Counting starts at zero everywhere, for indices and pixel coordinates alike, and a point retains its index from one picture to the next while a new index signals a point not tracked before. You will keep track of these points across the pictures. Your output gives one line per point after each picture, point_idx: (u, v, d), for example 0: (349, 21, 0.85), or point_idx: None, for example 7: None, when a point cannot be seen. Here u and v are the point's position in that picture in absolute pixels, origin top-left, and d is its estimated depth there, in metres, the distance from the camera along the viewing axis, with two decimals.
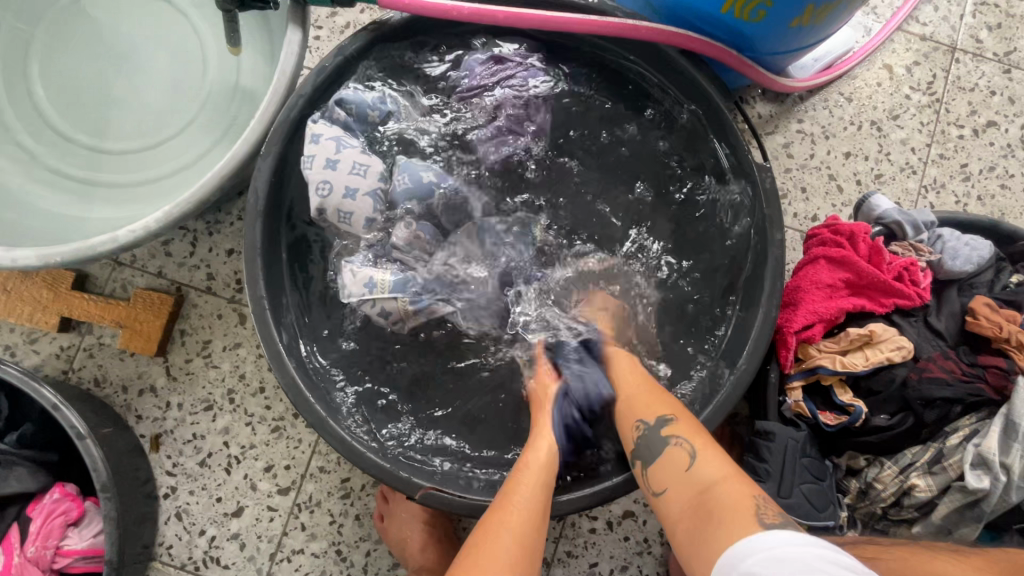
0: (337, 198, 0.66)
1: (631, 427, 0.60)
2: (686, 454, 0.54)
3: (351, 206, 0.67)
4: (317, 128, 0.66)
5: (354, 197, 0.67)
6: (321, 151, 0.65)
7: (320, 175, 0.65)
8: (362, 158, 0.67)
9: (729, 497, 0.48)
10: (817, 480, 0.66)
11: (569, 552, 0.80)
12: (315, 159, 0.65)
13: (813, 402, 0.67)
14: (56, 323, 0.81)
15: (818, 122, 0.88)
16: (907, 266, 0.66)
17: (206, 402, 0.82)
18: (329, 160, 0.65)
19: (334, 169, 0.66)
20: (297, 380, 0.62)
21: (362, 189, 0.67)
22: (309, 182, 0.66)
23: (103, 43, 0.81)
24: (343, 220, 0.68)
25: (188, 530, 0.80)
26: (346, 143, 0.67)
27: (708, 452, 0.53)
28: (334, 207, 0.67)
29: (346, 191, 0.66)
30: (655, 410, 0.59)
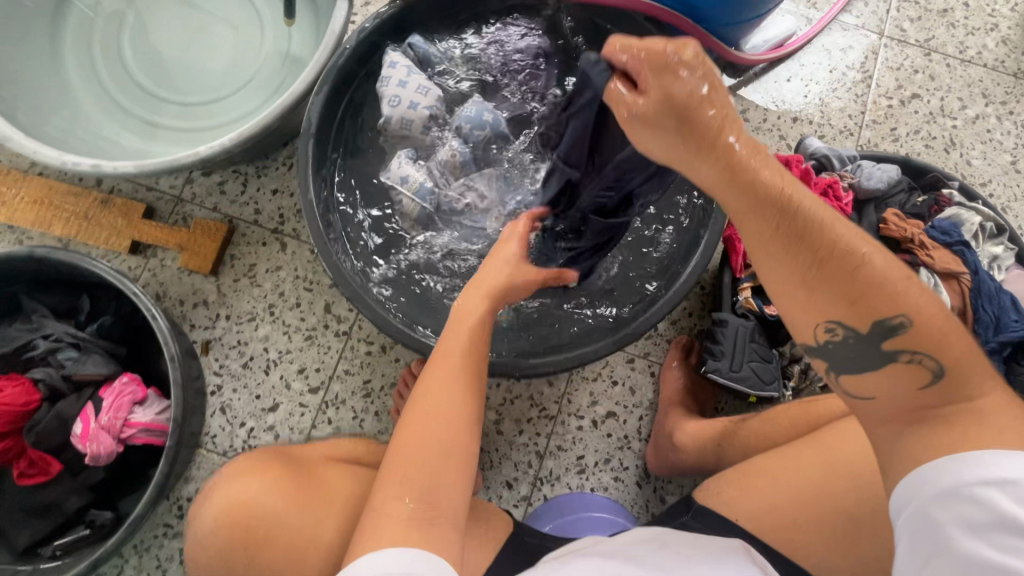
0: (400, 109, 0.84)
1: (814, 325, 0.47)
2: (930, 374, 0.43)
3: (411, 117, 0.84)
4: (396, 56, 0.84)
5: (415, 110, 0.84)
6: (396, 73, 0.83)
7: (393, 92, 0.84)
8: (425, 83, 0.85)
9: (984, 409, 0.42)
10: (764, 360, 0.80)
11: (559, 446, 0.93)
12: (389, 80, 0.84)
13: (760, 299, 0.82)
14: (127, 245, 0.96)
15: (769, 93, 1.06)
16: (830, 185, 0.81)
17: (250, 314, 0.97)
18: (400, 80, 0.83)
19: (403, 88, 0.83)
20: (336, 265, 0.77)
21: (422, 104, 0.85)
22: (384, 96, 0.84)
23: (180, 19, 0.99)
24: (404, 127, 0.86)
25: (230, 422, 0.93)
26: (415, 71, 0.84)
27: (943, 351, 0.43)
28: (399, 117, 0.84)
29: (409, 105, 0.84)
30: (873, 305, 0.44)
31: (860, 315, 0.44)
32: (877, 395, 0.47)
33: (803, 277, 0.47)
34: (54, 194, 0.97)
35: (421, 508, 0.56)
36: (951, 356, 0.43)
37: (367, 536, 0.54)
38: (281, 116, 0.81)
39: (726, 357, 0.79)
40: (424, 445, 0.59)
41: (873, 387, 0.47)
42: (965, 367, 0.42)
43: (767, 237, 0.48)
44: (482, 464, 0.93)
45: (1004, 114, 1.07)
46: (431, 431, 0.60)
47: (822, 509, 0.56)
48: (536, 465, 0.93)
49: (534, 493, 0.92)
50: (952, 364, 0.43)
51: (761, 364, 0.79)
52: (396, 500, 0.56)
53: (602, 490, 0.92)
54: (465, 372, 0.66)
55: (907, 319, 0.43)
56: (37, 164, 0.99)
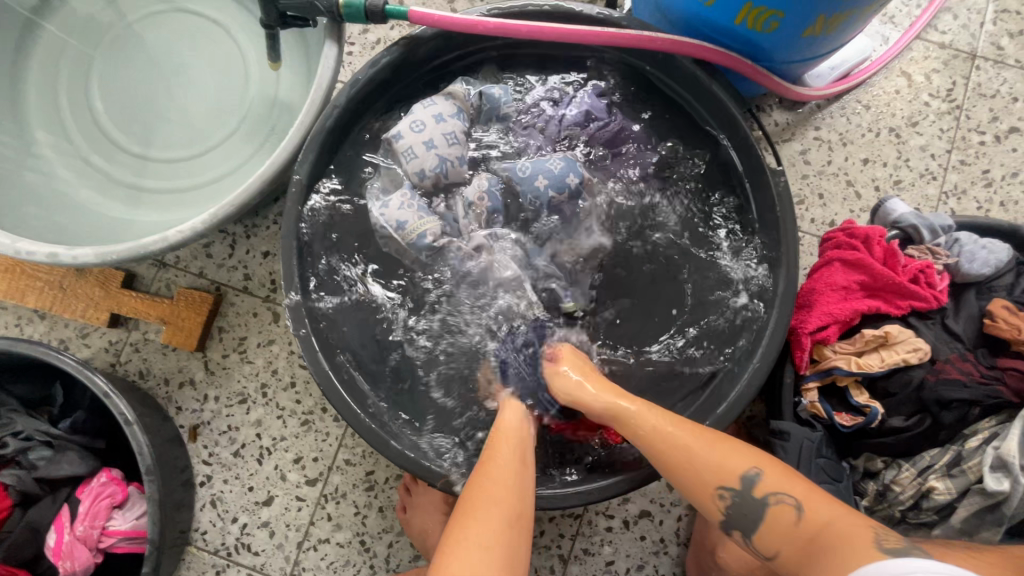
0: (417, 137, 0.71)
1: (710, 497, 0.52)
2: (793, 510, 0.50)
3: (418, 152, 0.71)
4: (457, 91, 0.74)
5: (428, 150, 0.71)
6: (443, 106, 0.72)
7: (423, 116, 0.71)
8: (461, 134, 0.73)
9: (850, 526, 0.48)
10: (834, 481, 0.67)
11: (586, 549, 0.82)
12: (432, 105, 0.72)
13: (829, 403, 0.68)
14: (106, 318, 0.87)
15: (835, 129, 0.90)
16: (922, 268, 0.66)
17: (241, 395, 0.87)
18: (440, 114, 0.71)
19: (437, 121, 0.71)
20: (327, 369, 0.66)
21: (439, 149, 0.71)
22: (413, 115, 0.71)
23: (155, 61, 0.87)
24: (406, 157, 0.71)
25: (221, 517, 0.84)
26: (459, 117, 0.73)
27: (786, 478, 0.52)
28: (410, 143, 0.71)
29: (427, 142, 0.71)
30: (735, 467, 0.52)
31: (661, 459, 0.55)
32: (781, 550, 0.50)
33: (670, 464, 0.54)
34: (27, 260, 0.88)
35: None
36: (803, 497, 0.50)
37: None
38: (259, 190, 0.68)
39: None
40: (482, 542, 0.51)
41: (779, 542, 0.50)
42: (840, 528, 0.48)
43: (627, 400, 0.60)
44: None
45: None
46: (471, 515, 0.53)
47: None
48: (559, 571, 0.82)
49: None
50: (805, 502, 0.50)
51: (829, 487, 0.66)
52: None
53: None
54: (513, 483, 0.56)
55: (757, 474, 0.51)
56: None
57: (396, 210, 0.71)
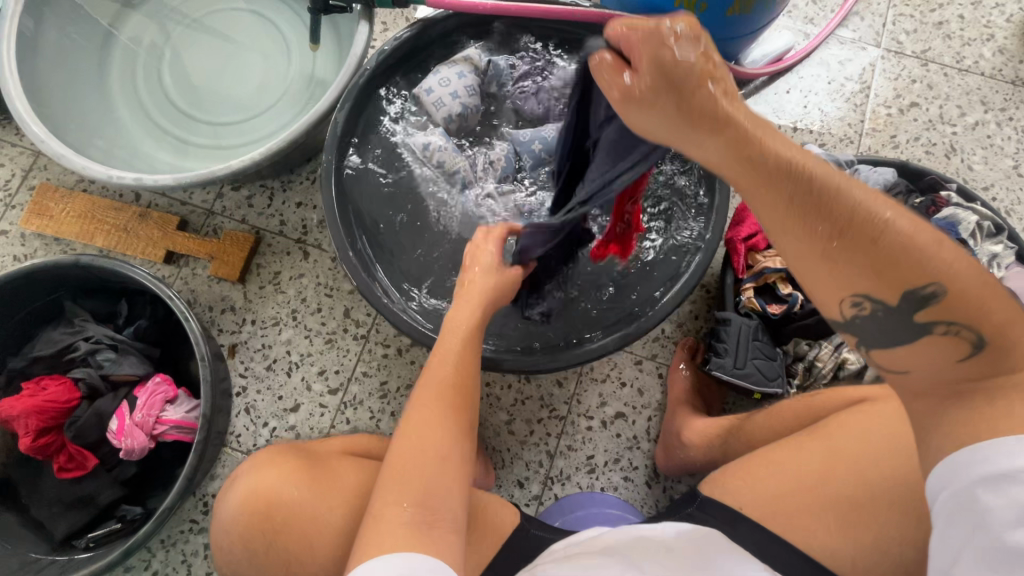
0: (444, 90, 0.90)
1: (836, 294, 0.46)
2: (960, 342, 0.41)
3: (447, 101, 0.90)
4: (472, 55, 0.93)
5: (451, 99, 0.90)
6: (461, 67, 0.92)
7: (448, 74, 0.91)
8: (471, 88, 0.92)
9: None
10: (769, 358, 0.82)
11: (570, 446, 0.95)
12: (454, 66, 0.92)
13: (762, 298, 0.84)
14: (163, 255, 1.03)
15: (769, 104, 1.10)
16: None
17: (274, 319, 1.02)
18: (459, 72, 0.91)
19: (457, 76, 0.91)
20: (356, 267, 0.82)
21: (459, 96, 0.91)
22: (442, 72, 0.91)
23: (214, 48, 1.08)
24: (434, 106, 0.91)
25: (254, 422, 0.98)
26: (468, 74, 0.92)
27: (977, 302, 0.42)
28: (438, 96, 0.90)
29: (449, 94, 0.90)
30: (900, 274, 0.42)
31: (876, 282, 0.43)
32: (912, 366, 0.45)
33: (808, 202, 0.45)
34: (97, 208, 1.05)
35: (424, 515, 0.57)
36: (991, 323, 0.41)
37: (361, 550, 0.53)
38: (304, 132, 0.86)
39: (730, 355, 0.81)
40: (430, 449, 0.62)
41: (911, 363, 0.45)
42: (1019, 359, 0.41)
43: (775, 212, 0.46)
44: (494, 463, 0.95)
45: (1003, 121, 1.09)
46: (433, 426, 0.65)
47: (824, 500, 0.57)
48: (547, 465, 0.95)
49: (546, 492, 0.94)
50: (990, 333, 0.41)
51: (764, 362, 0.81)
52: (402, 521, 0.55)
53: (612, 490, 0.93)
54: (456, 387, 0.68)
55: (940, 288, 0.41)
56: (82, 180, 1.07)
57: (436, 146, 0.90)
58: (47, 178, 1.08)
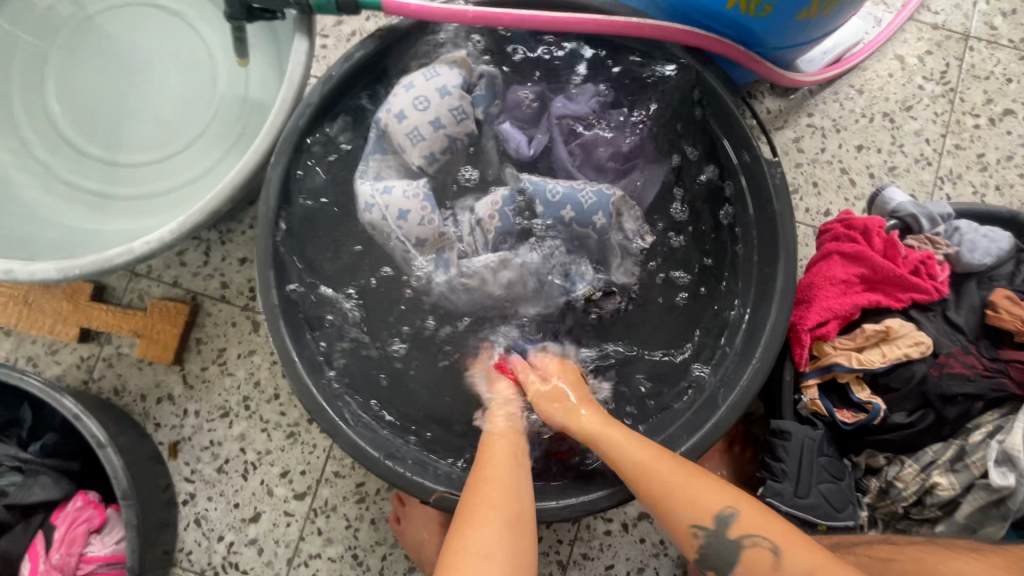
0: (421, 116, 0.68)
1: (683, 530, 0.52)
2: (769, 554, 0.49)
3: (426, 133, 0.69)
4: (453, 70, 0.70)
5: (434, 129, 0.69)
6: (444, 79, 0.69)
7: (422, 92, 0.68)
8: (456, 110, 0.70)
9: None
10: (836, 479, 0.65)
11: (585, 554, 0.80)
12: (435, 77, 0.69)
13: (830, 400, 0.66)
14: (76, 333, 0.82)
15: (828, 115, 0.87)
16: (923, 259, 0.64)
17: (222, 408, 0.83)
18: (441, 90, 0.69)
19: (439, 97, 0.69)
20: (310, 384, 0.63)
21: (444, 126, 0.69)
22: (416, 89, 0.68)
23: (114, 59, 0.82)
24: (410, 138, 0.69)
25: (206, 535, 0.81)
26: (447, 91, 0.69)
27: (790, 541, 0.50)
28: (412, 124, 0.68)
29: (430, 122, 0.69)
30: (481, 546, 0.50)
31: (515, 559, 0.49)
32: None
33: (654, 502, 0.53)
34: None
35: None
36: (783, 542, 0.49)
37: None
38: (227, 198, 0.64)
39: (790, 479, 0.65)
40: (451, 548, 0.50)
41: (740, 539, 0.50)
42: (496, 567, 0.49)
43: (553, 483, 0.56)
44: None
45: None
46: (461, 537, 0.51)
47: None
48: None
49: None
50: (782, 545, 0.49)
51: (832, 487, 0.65)
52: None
53: None
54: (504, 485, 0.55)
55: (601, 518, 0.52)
56: None
57: (399, 198, 0.67)
58: None
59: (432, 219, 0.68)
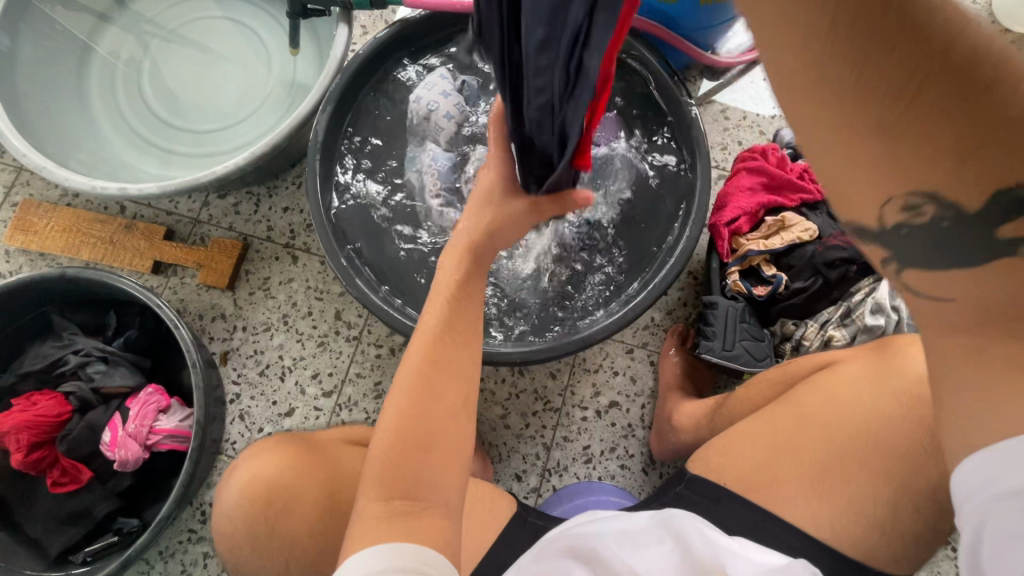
0: (436, 114, 0.91)
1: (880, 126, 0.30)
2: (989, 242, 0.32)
3: (444, 125, 0.92)
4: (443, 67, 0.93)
5: (447, 119, 0.92)
6: (441, 82, 0.92)
7: (433, 96, 0.91)
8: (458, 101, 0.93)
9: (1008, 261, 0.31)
10: (756, 339, 0.83)
11: (566, 437, 0.96)
12: (434, 86, 0.92)
13: (748, 281, 0.85)
14: (150, 265, 1.02)
15: (747, 92, 1.11)
16: (805, 169, 0.86)
17: (266, 324, 1.02)
18: (444, 89, 0.92)
19: (445, 96, 0.92)
20: (346, 267, 0.83)
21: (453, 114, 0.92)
22: (428, 94, 0.91)
23: (193, 59, 1.08)
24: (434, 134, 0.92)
25: (249, 428, 0.97)
26: (449, 92, 0.92)
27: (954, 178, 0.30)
28: (432, 124, 0.92)
29: (444, 114, 0.91)
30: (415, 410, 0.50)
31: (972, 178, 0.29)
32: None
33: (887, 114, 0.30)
34: (81, 221, 1.04)
35: (408, 504, 0.48)
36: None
37: (351, 545, 0.46)
38: (286, 135, 0.87)
39: (718, 337, 0.83)
40: (408, 439, 0.50)
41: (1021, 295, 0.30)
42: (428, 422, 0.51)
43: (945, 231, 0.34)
44: (492, 458, 0.95)
45: None
46: (419, 428, 0.51)
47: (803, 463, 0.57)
48: (544, 457, 0.95)
49: (544, 484, 0.94)
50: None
51: (752, 343, 0.83)
52: (378, 502, 0.48)
53: (610, 479, 0.94)
54: (442, 372, 0.54)
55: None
56: (66, 194, 1.07)
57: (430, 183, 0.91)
58: (30, 194, 1.07)
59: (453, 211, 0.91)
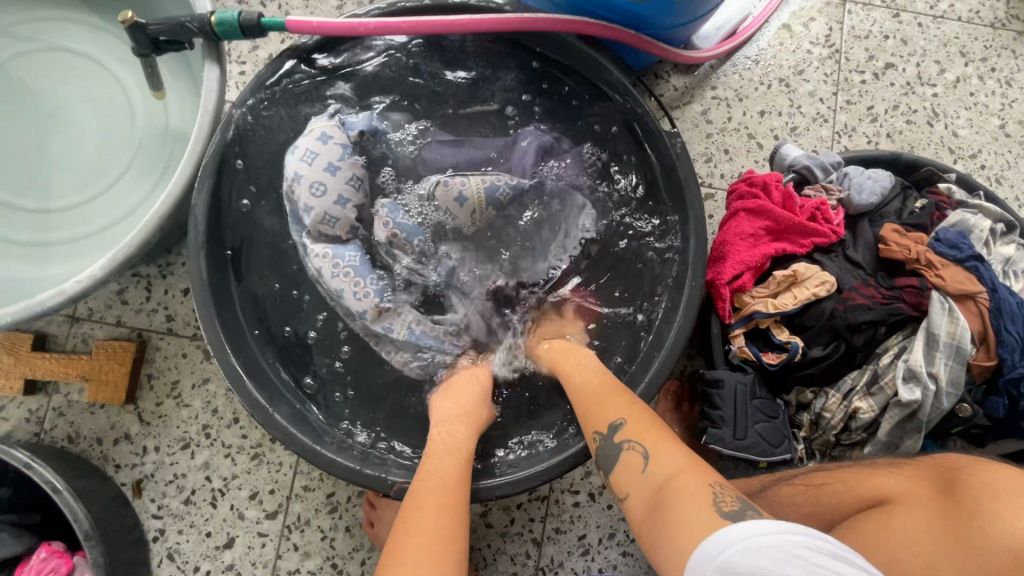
0: (325, 199, 0.72)
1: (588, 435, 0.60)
2: (639, 456, 0.54)
3: (338, 213, 0.72)
4: (325, 129, 0.73)
5: (344, 203, 0.73)
6: (326, 152, 0.72)
7: (317, 176, 0.71)
8: (356, 171, 0.74)
9: (682, 490, 0.49)
10: (770, 418, 0.70)
11: (557, 528, 0.84)
12: (317, 159, 0.72)
13: (756, 346, 0.71)
14: (21, 387, 0.81)
15: (730, 87, 0.93)
16: (817, 206, 0.71)
17: (183, 440, 0.83)
18: (330, 163, 0.72)
19: (333, 172, 0.72)
20: (260, 400, 0.65)
21: (347, 197, 0.73)
22: (308, 180, 0.71)
23: (28, 107, 0.82)
24: (328, 222, 0.72)
25: (182, 569, 0.81)
26: (343, 157, 0.73)
27: (662, 445, 0.54)
28: (323, 208, 0.72)
29: (338, 197, 0.72)
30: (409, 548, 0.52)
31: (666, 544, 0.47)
32: (630, 493, 0.54)
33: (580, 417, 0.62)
34: None
35: None
36: (652, 442, 0.54)
37: None
38: (157, 229, 0.65)
39: (728, 424, 0.69)
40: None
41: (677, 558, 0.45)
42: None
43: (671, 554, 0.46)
44: (476, 564, 0.83)
45: (986, 73, 0.96)
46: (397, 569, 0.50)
47: None
48: (535, 555, 0.83)
49: None
50: (652, 447, 0.54)
51: (766, 425, 0.70)
52: None
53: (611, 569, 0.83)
54: (425, 514, 0.55)
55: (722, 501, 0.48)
56: None
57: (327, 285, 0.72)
58: None
59: (367, 291, 0.72)
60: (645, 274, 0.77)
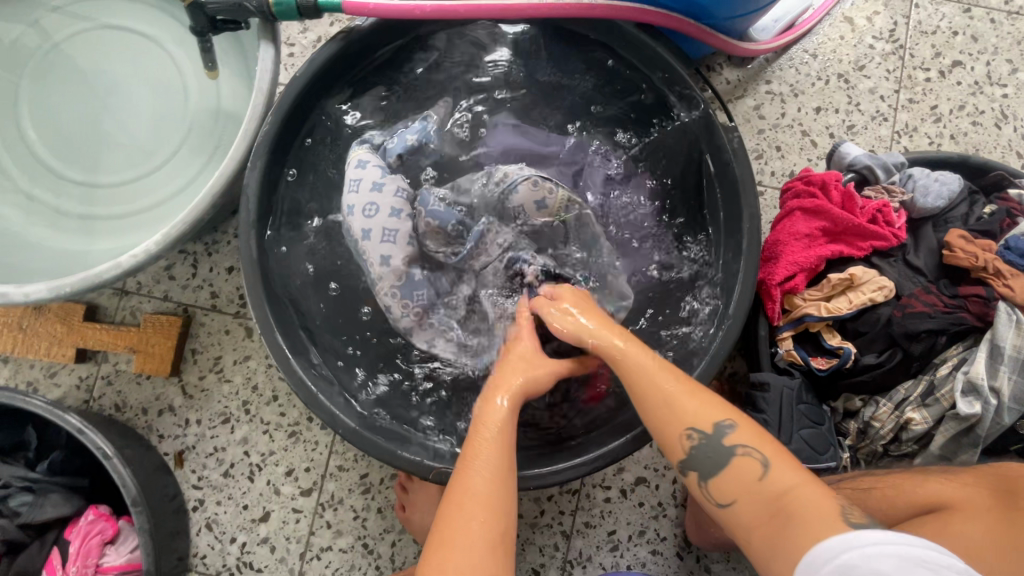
0: (377, 219, 0.71)
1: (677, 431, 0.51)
2: (757, 465, 0.48)
3: (394, 225, 0.72)
4: (361, 155, 0.74)
5: (398, 215, 0.72)
6: (368, 175, 0.72)
7: (366, 198, 0.72)
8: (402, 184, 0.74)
9: (814, 505, 0.46)
10: (816, 425, 0.68)
11: (587, 522, 0.83)
12: (361, 183, 0.72)
13: (804, 350, 0.69)
14: (72, 355, 0.84)
15: (786, 81, 0.90)
16: (879, 208, 0.68)
17: (223, 415, 0.85)
18: (375, 183, 0.72)
19: (379, 191, 0.72)
20: (304, 379, 0.65)
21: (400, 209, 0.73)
22: (357, 204, 0.72)
23: (85, 84, 0.84)
24: (389, 237, 0.72)
25: (219, 538, 0.84)
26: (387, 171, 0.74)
27: (781, 456, 0.49)
28: (379, 226, 0.71)
29: (392, 211, 0.72)
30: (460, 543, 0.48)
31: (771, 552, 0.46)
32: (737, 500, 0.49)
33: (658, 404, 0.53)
34: None
35: None
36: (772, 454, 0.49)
37: None
38: (211, 207, 0.67)
39: (772, 428, 0.66)
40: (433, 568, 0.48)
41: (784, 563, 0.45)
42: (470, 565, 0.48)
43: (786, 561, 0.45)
44: None
45: None
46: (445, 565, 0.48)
47: None
48: (564, 547, 0.83)
49: None
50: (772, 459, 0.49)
51: (812, 432, 0.67)
52: None
53: (640, 567, 0.82)
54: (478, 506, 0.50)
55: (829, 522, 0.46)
56: None
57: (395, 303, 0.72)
58: None
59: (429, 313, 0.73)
60: (690, 275, 0.76)
